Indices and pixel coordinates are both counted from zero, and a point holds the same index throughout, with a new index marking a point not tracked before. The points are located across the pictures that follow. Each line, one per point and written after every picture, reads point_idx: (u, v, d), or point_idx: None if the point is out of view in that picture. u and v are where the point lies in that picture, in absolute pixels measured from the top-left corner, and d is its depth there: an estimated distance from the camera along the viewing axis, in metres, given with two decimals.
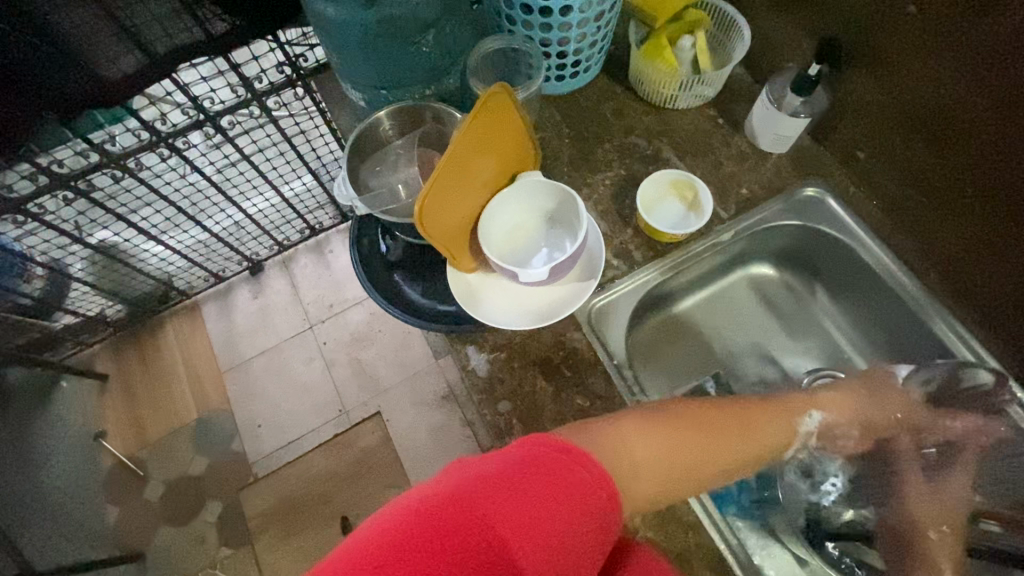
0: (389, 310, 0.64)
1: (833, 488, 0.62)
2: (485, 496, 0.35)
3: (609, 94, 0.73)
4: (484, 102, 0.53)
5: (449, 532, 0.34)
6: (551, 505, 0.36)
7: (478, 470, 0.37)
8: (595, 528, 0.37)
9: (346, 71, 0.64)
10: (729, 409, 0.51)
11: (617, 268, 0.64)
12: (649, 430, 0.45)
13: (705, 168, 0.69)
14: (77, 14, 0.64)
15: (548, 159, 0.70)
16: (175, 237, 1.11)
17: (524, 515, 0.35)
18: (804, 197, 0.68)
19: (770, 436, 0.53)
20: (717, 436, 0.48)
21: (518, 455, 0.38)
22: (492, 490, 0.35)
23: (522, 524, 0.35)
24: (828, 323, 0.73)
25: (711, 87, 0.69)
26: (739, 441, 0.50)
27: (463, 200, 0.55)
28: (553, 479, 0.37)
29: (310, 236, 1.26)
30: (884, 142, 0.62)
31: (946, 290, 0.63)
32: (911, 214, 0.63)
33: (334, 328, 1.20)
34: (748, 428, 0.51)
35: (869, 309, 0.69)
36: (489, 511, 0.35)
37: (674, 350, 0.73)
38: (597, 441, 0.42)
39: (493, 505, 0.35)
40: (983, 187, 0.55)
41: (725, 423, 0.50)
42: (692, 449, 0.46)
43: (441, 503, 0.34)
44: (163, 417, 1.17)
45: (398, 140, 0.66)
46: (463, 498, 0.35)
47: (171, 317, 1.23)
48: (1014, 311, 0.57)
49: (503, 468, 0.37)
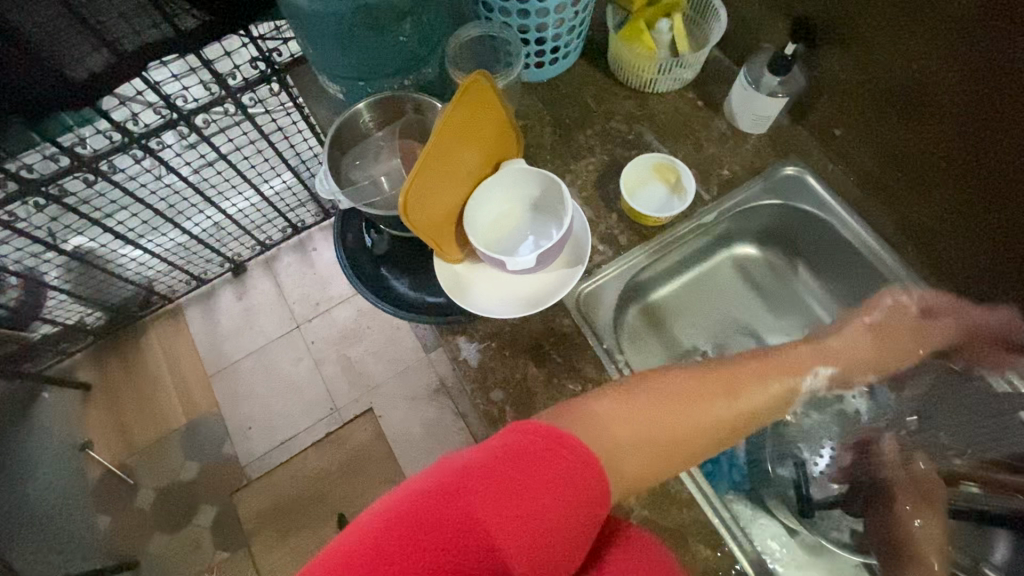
0: (379, 305, 0.63)
1: (821, 460, 0.65)
2: (468, 490, 0.35)
3: (589, 79, 0.73)
4: (464, 91, 0.53)
5: (432, 530, 0.34)
6: (534, 493, 0.36)
7: (460, 464, 0.37)
8: (585, 511, 0.37)
9: (322, 62, 0.63)
10: (710, 381, 0.50)
11: (602, 254, 0.64)
12: (627, 411, 0.45)
13: (686, 150, 0.70)
14: (40, 13, 0.61)
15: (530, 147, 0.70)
16: (153, 241, 1.09)
17: (509, 507, 0.35)
18: (784, 175, 0.69)
19: (764, 411, 0.52)
20: (698, 412, 0.48)
21: (500, 445, 0.38)
22: (474, 485, 0.36)
23: (503, 513, 0.35)
24: (810, 299, 0.74)
25: (691, 69, 0.69)
26: (729, 411, 0.49)
27: (447, 189, 0.55)
28: (536, 465, 0.37)
29: (292, 234, 1.25)
30: (859, 118, 0.63)
31: (922, 256, 0.64)
32: (888, 185, 0.65)
33: (322, 327, 1.19)
34: (733, 397, 0.50)
35: (848, 283, 0.70)
36: (473, 505, 0.35)
37: (661, 332, 0.74)
38: (578, 424, 0.42)
39: (477, 499, 0.35)
40: (954, 156, 0.57)
41: (706, 396, 0.49)
42: (676, 428, 0.46)
43: (423, 501, 0.35)
44: (151, 424, 1.15)
45: (378, 133, 0.66)
46: (446, 494, 0.35)
47: (153, 322, 1.21)
48: (991, 272, 0.59)
49: (484, 460, 0.37)
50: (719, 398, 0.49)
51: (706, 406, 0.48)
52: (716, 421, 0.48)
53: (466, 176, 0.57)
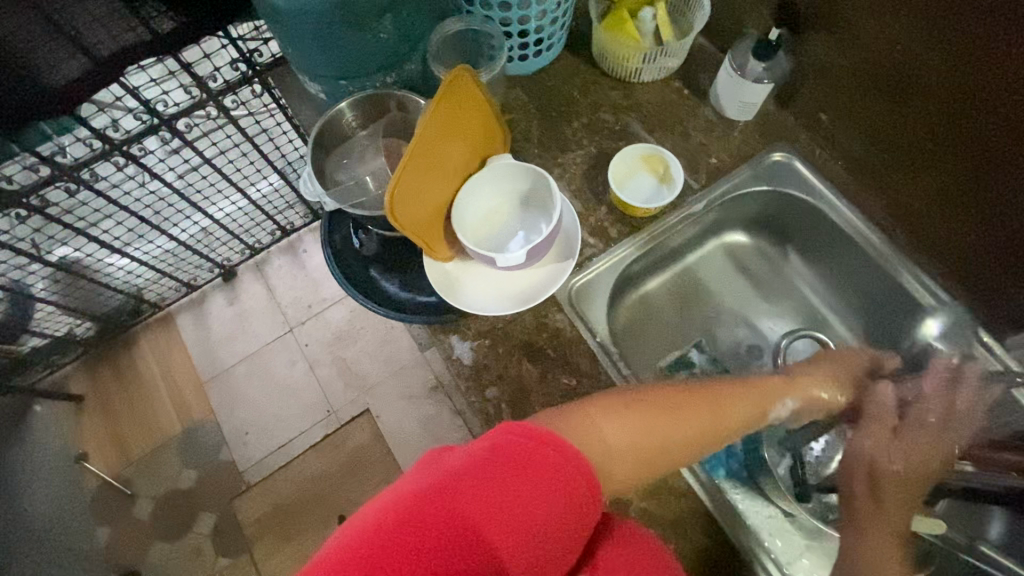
0: (369, 307, 0.63)
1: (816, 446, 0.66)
2: (460, 492, 0.35)
3: (574, 71, 0.73)
4: (448, 88, 0.52)
5: (423, 533, 0.33)
6: (525, 491, 0.36)
7: (452, 466, 0.36)
8: (575, 515, 0.38)
9: (302, 62, 0.61)
10: (699, 389, 0.50)
11: (593, 247, 0.64)
12: (621, 414, 0.45)
13: (673, 139, 0.69)
14: (13, 21, 0.60)
15: (517, 141, 0.70)
16: (141, 249, 1.07)
17: (501, 509, 0.35)
18: (772, 162, 0.68)
19: (754, 409, 0.53)
20: (691, 416, 0.48)
21: (493, 447, 0.37)
22: (467, 487, 0.35)
23: (496, 513, 0.35)
24: (801, 284, 0.74)
25: (676, 58, 0.69)
26: (721, 414, 0.50)
27: (434, 188, 0.54)
28: (529, 467, 0.37)
29: (282, 237, 1.24)
30: (845, 100, 0.63)
31: (911, 238, 0.64)
32: (875, 168, 0.65)
33: (315, 329, 1.19)
34: (721, 404, 0.50)
35: (838, 269, 0.71)
36: (465, 506, 0.35)
37: (655, 323, 0.74)
38: (572, 426, 0.42)
39: (469, 501, 0.35)
40: (939, 136, 0.57)
41: (696, 400, 0.49)
42: (670, 432, 0.46)
43: (416, 502, 0.34)
44: (146, 433, 1.14)
45: (362, 132, 0.65)
46: (439, 496, 0.35)
47: (145, 330, 1.20)
48: (978, 251, 0.59)
49: (477, 462, 0.36)
50: (708, 406, 0.50)
51: (696, 416, 0.48)
52: (707, 432, 0.48)
53: (453, 173, 0.56)
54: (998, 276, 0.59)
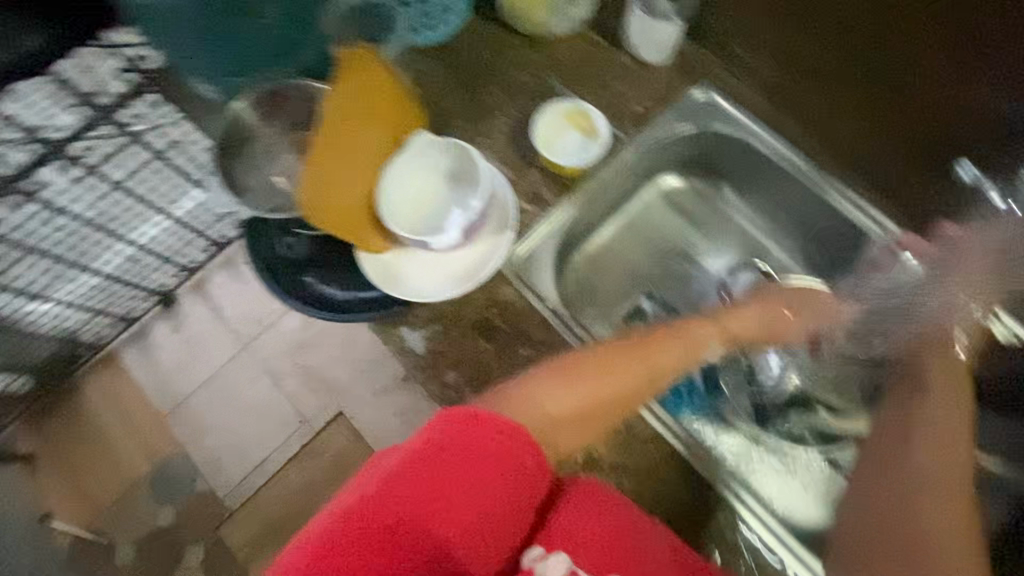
0: (309, 313, 0.62)
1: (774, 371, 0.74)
2: (393, 486, 0.39)
3: (480, 34, 0.69)
4: (344, 77, 0.51)
5: (362, 524, 0.38)
6: (479, 473, 0.41)
7: (371, 491, 0.39)
8: (524, 487, 0.43)
9: (185, 63, 0.55)
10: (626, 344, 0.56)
11: (530, 214, 0.62)
12: (554, 378, 0.50)
13: (593, 92, 0.67)
14: None
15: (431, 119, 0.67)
16: (63, 292, 0.99)
17: (426, 497, 0.40)
18: (694, 101, 0.68)
19: (671, 355, 0.59)
20: (618, 371, 0.53)
21: (405, 466, 0.40)
22: (395, 484, 0.39)
23: (456, 493, 0.40)
24: (736, 215, 0.78)
25: (581, 6, 0.67)
26: (648, 358, 0.56)
27: (349, 180, 0.53)
28: (457, 458, 0.41)
29: (217, 252, 1.17)
30: (755, 24, 0.63)
31: (824, 154, 0.69)
32: (789, 90, 0.66)
33: (271, 341, 1.16)
34: (653, 342, 0.58)
35: (768, 198, 0.75)
36: (395, 504, 0.39)
37: (603, 276, 0.76)
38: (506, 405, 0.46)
39: (400, 493, 0.39)
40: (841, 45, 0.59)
41: (620, 350, 0.55)
42: (601, 385, 0.51)
43: (338, 524, 0.38)
44: (109, 479, 1.12)
45: (267, 131, 0.62)
46: (368, 496, 0.39)
47: (88, 372, 1.16)
48: (888, 152, 0.64)
49: (396, 477, 0.39)
50: (638, 345, 0.57)
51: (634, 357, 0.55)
52: (643, 372, 0.54)
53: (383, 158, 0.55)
54: (912, 170, 0.64)
